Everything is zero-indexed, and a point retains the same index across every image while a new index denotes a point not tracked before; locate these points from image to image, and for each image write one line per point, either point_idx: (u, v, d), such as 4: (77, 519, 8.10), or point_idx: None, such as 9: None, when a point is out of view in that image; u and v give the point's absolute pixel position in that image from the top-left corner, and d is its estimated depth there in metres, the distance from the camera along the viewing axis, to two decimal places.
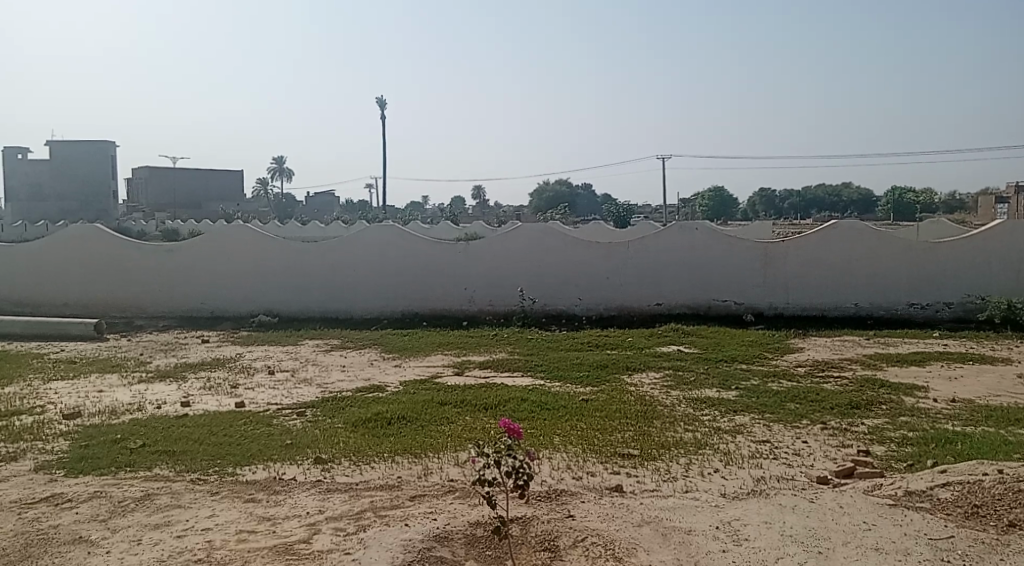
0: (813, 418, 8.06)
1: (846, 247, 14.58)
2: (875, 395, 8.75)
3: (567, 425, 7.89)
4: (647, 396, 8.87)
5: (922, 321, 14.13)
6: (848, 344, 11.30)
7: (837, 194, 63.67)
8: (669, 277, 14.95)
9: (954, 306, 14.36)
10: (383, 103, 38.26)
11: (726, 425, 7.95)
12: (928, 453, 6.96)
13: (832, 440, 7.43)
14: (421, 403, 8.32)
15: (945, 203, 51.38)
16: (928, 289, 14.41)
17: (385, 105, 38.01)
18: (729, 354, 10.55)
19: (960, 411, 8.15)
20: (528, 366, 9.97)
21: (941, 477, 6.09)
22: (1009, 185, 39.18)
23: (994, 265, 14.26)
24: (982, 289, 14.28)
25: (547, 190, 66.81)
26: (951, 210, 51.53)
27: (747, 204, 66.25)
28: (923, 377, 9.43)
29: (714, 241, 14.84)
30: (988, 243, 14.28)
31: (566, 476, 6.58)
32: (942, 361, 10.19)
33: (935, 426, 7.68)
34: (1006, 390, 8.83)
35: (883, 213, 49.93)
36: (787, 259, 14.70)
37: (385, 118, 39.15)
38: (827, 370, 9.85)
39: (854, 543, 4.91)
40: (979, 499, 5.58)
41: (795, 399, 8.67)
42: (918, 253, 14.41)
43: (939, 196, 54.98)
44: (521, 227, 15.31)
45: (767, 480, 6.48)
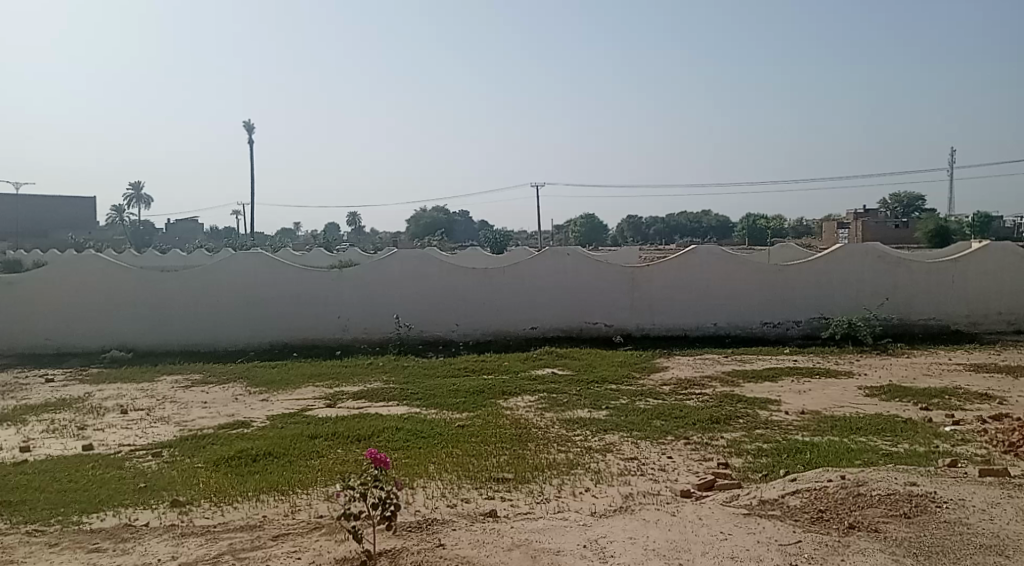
0: (677, 434, 8.42)
1: (706, 269, 15.38)
2: (733, 410, 9.24)
3: (442, 452, 7.84)
4: (521, 419, 8.95)
5: (775, 339, 15.10)
6: (709, 362, 11.90)
7: (697, 221, 67.41)
8: (543, 302, 15.23)
9: (802, 324, 15.44)
10: (249, 126, 37.19)
11: (597, 444, 8.15)
12: (781, 463, 7.42)
13: (694, 455, 7.78)
14: (290, 437, 8.02)
15: (793, 229, 55.49)
16: (780, 308, 15.43)
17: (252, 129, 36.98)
18: (600, 375, 10.83)
19: (808, 422, 8.75)
20: (403, 395, 9.82)
21: (791, 485, 6.50)
22: (847, 214, 42.88)
23: (836, 286, 15.47)
24: (827, 307, 15.45)
25: (424, 217, 66.67)
26: (798, 235, 55.74)
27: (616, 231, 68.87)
28: (776, 392, 10.05)
29: (585, 266, 15.28)
30: (831, 265, 15.49)
31: (440, 504, 6.52)
32: (792, 375, 10.92)
33: (786, 437, 8.21)
34: (848, 402, 9.56)
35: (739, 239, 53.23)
36: (653, 282, 15.34)
37: (251, 141, 37.89)
38: (690, 387, 10.31)
39: (711, 553, 5.14)
40: (824, 504, 6.01)
41: (661, 416, 9.02)
42: (770, 275, 15.40)
43: (788, 223, 59.31)
44: (396, 254, 15.20)
45: (634, 496, 6.69)
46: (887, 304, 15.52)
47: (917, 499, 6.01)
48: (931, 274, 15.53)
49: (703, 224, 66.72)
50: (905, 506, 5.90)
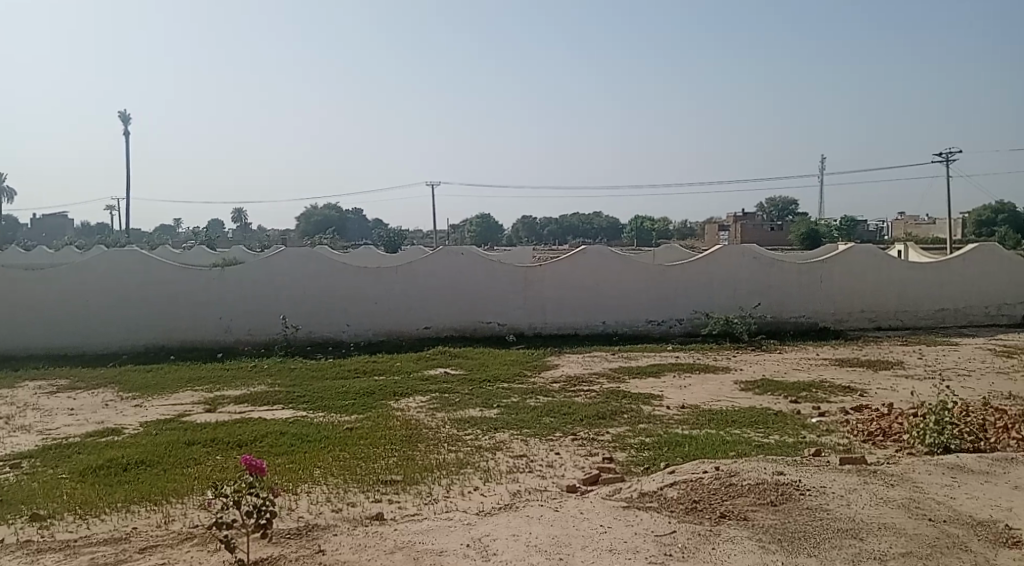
0: (565, 431, 8.59)
1: (595, 269, 15.76)
2: (619, 406, 9.52)
3: (328, 455, 7.68)
4: (411, 420, 8.89)
5: (659, 337, 15.67)
6: (597, 359, 12.21)
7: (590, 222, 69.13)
8: (435, 301, 15.18)
9: (685, 322, 16.09)
10: (125, 116, 35.23)
11: (487, 442, 8.21)
12: (662, 456, 7.71)
13: (581, 450, 7.96)
14: (165, 444, 7.65)
15: (680, 231, 57.87)
16: (664, 307, 16.00)
17: (128, 119, 35.04)
18: (492, 374, 10.90)
19: (688, 416, 9.15)
20: (289, 398, 9.56)
21: (670, 477, 6.76)
22: (729, 218, 45.22)
23: (716, 285, 16.20)
24: (708, 306, 16.17)
25: (316, 214, 65.07)
26: (684, 237, 58.16)
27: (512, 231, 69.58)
28: (660, 387, 10.43)
29: (477, 265, 15.35)
30: (712, 265, 16.21)
31: (324, 509, 6.39)
32: (675, 371, 11.36)
33: (668, 431, 8.55)
34: (725, 396, 10.05)
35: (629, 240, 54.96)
36: (544, 282, 15.58)
37: (127, 133, 35.91)
38: (579, 384, 10.54)
39: (591, 547, 5.27)
40: (699, 495, 6.29)
41: (550, 413, 9.17)
42: (656, 275, 15.95)
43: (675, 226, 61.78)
44: (282, 252, 14.78)
45: (521, 493, 6.77)
46: (763, 302, 16.39)
47: (783, 487, 6.39)
48: (801, 274, 16.54)
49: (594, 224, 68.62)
50: (772, 494, 6.26)
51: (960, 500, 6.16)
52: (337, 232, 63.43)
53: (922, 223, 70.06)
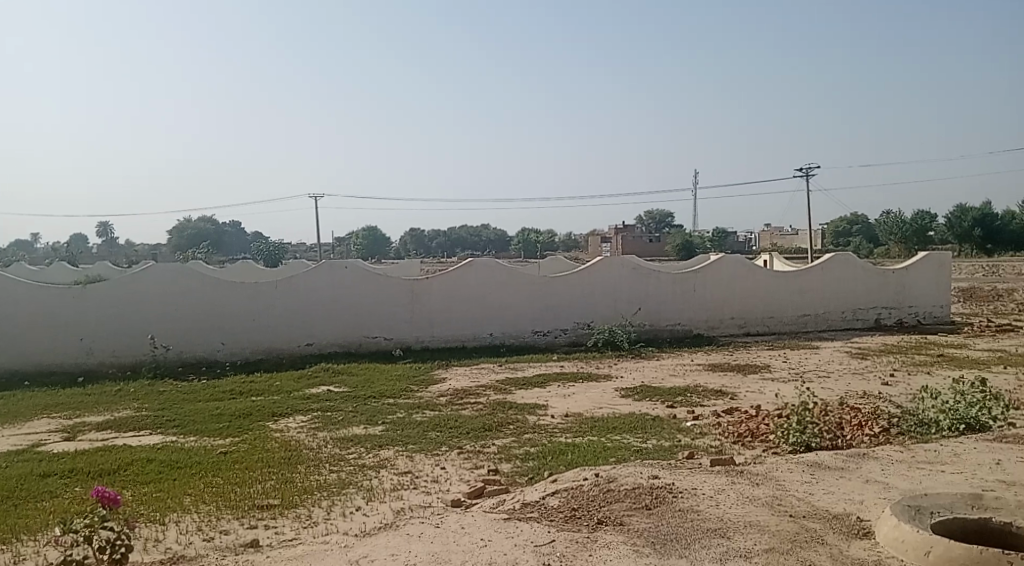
0: (451, 444, 8.57)
1: (481, 281, 15.85)
2: (505, 417, 9.59)
3: (201, 482, 7.33)
4: (292, 441, 8.62)
5: (544, 347, 15.94)
6: (484, 371, 12.27)
7: (478, 234, 69.80)
8: (317, 316, 14.82)
9: (569, 332, 16.45)
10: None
11: (371, 460, 8.07)
12: (546, 465, 7.83)
13: (466, 464, 7.96)
14: (15, 478, 7.06)
15: (565, 243, 59.33)
16: (549, 318, 16.30)
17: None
18: (377, 390, 10.73)
19: (571, 425, 9.35)
20: (159, 423, 9.06)
21: (552, 486, 6.88)
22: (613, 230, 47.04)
23: (598, 296, 16.66)
24: (591, 316, 16.60)
25: (191, 227, 62.18)
26: (569, 249, 59.67)
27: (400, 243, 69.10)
28: (545, 397, 10.60)
29: (361, 279, 15.10)
30: (594, 275, 16.66)
31: (195, 539, 6.08)
32: (559, 381, 11.57)
33: (552, 440, 8.70)
34: (607, 403, 10.34)
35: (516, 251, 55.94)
36: (430, 295, 15.51)
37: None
38: (465, 397, 10.54)
39: (471, 561, 5.27)
40: (578, 503, 6.43)
41: (436, 428, 9.13)
42: (540, 286, 16.22)
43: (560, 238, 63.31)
44: (150, 267, 14.02)
45: (405, 511, 6.68)
46: (642, 311, 17.00)
47: (658, 491, 6.63)
48: (678, 283, 17.29)
49: (481, 236, 69.35)
50: (647, 498, 6.49)
51: (818, 495, 6.58)
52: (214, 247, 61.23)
53: (786, 234, 74.97)
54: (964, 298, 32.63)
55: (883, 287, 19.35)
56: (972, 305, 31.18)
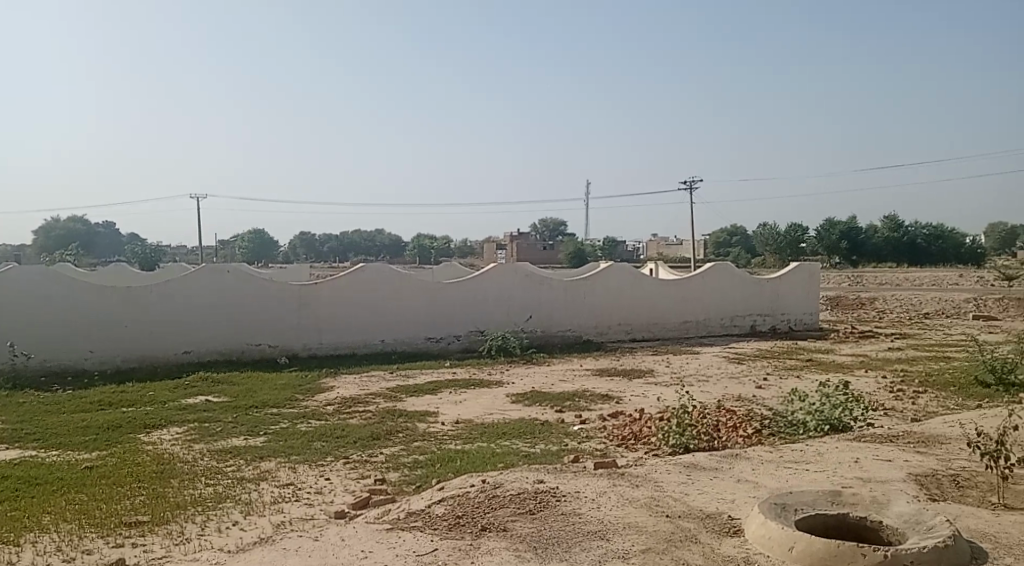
0: (336, 454, 8.38)
1: (372, 286, 15.62)
2: (393, 425, 9.47)
3: (62, 499, 6.84)
4: (165, 454, 8.19)
5: (436, 354, 15.88)
6: (373, 379, 12.08)
7: (371, 239, 69.00)
8: (197, 323, 14.18)
9: (462, 338, 16.45)
10: None
11: (251, 473, 7.77)
12: (433, 473, 7.78)
13: (351, 474, 7.81)
14: None
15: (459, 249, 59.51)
16: (441, 324, 16.24)
17: None
18: (260, 399, 10.36)
19: (460, 432, 9.35)
20: (15, 437, 8.39)
21: (438, 494, 6.85)
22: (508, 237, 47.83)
23: (491, 302, 16.75)
24: (484, 322, 16.68)
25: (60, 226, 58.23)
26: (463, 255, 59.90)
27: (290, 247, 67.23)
28: (435, 404, 10.55)
29: (245, 283, 14.58)
30: (486, 282, 16.75)
31: (52, 561, 5.65)
32: (450, 387, 11.55)
33: (440, 448, 8.66)
34: (497, 410, 10.41)
35: (411, 257, 55.74)
36: (318, 300, 15.14)
37: None
38: (353, 405, 10.34)
39: None
40: (462, 510, 6.43)
41: (321, 437, 8.91)
42: (432, 292, 16.16)
43: (455, 245, 63.49)
44: (9, 270, 13.04)
45: (285, 524, 6.47)
46: (534, 317, 17.24)
47: (542, 496, 6.72)
48: (569, 290, 17.64)
49: (374, 242, 68.50)
50: (531, 503, 6.57)
51: (693, 495, 6.85)
52: (85, 250, 57.58)
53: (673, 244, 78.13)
54: (831, 306, 35.00)
55: (758, 295, 20.45)
56: (837, 313, 33.49)
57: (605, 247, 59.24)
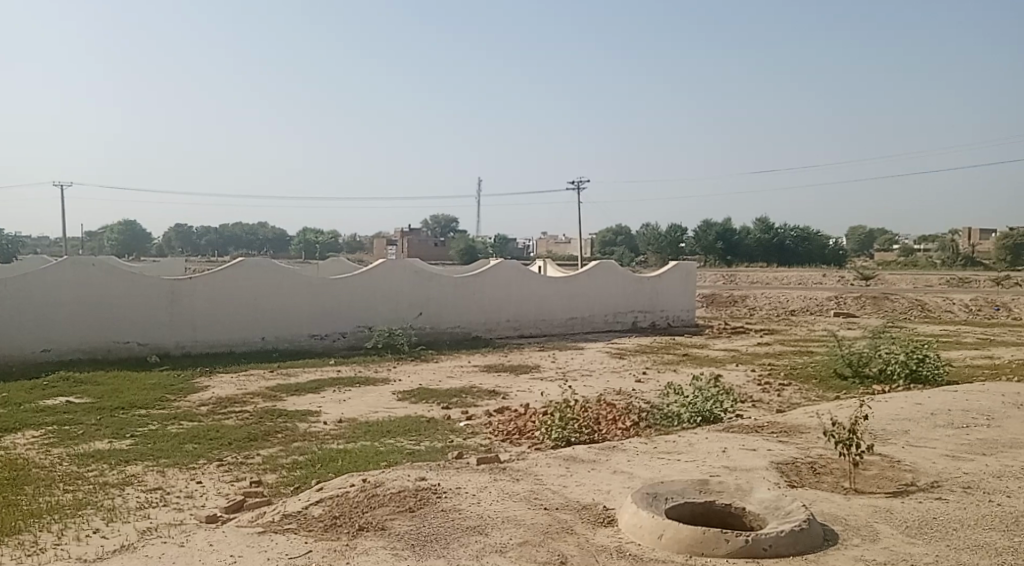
0: (210, 457, 8.04)
1: (252, 281, 15.13)
2: (272, 426, 9.19)
3: None
4: (17, 460, 7.59)
5: (321, 350, 15.60)
6: (252, 378, 11.67)
7: (254, 233, 66.69)
8: (57, 319, 13.24)
9: (347, 336, 16.23)
10: None
11: (115, 477, 7.33)
12: (313, 473, 7.61)
13: (226, 476, 7.51)
14: None
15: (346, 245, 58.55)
16: (326, 321, 15.95)
17: None
18: (127, 400, 9.79)
19: (342, 431, 9.18)
20: None
21: (315, 496, 6.70)
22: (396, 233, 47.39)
23: (377, 298, 16.62)
24: (370, 319, 16.52)
25: None
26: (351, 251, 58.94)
27: (166, 240, 63.97)
28: (317, 403, 10.31)
29: (112, 277, 13.75)
30: (373, 278, 16.61)
31: None
32: (333, 386, 11.32)
33: (321, 447, 8.48)
34: (381, 408, 10.29)
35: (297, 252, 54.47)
36: (194, 296, 14.51)
37: None
38: (230, 406, 9.95)
39: None
40: (339, 510, 6.32)
41: (194, 439, 8.52)
42: (317, 288, 15.85)
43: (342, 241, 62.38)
44: None
45: (152, 530, 6.14)
46: (422, 314, 17.24)
47: (422, 493, 6.70)
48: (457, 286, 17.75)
49: (257, 236, 66.28)
50: (410, 501, 6.54)
51: (570, 487, 7.02)
52: None
53: (561, 243, 79.79)
54: (706, 304, 36.74)
55: (639, 292, 21.27)
56: (712, 310, 35.21)
57: (494, 245, 59.63)
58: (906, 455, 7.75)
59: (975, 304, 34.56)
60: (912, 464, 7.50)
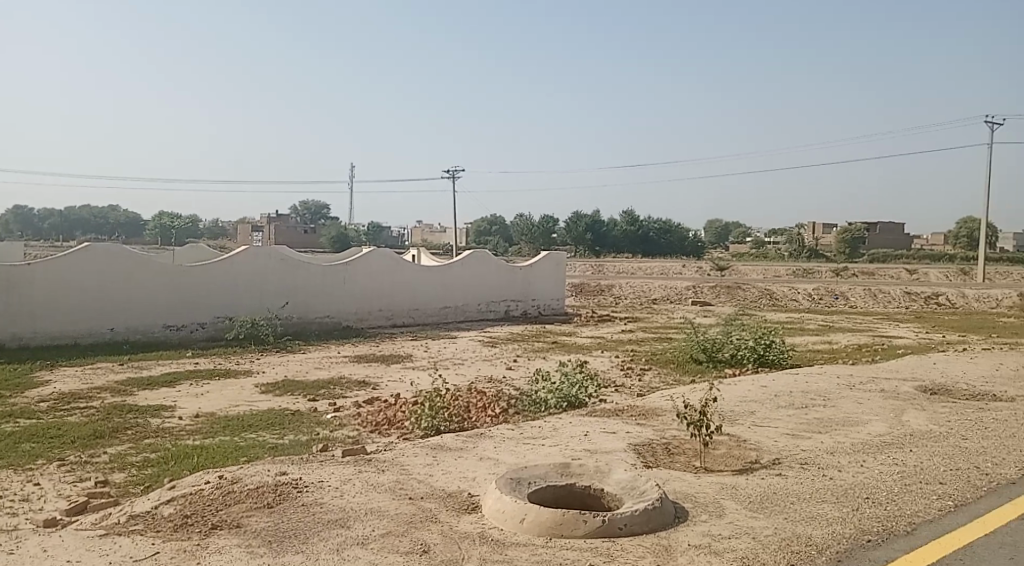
0: (49, 456, 7.45)
1: (103, 269, 14.50)
2: (121, 422, 8.63)
3: None
4: None
5: (178, 342, 15.23)
6: (100, 372, 10.91)
7: (105, 216, 62.22)
8: None
9: (206, 327, 15.98)
10: None
11: None
12: (166, 471, 7.22)
13: (67, 477, 6.99)
14: None
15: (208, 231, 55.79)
16: (185, 311, 15.63)
17: None
18: None
19: (200, 426, 8.77)
20: None
21: (166, 494, 6.36)
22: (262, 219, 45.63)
23: (238, 288, 16.56)
24: (232, 309, 16.42)
25: None
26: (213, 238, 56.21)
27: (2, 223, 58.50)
28: (172, 397, 9.78)
29: None
30: (235, 267, 16.58)
31: None
32: (191, 379, 10.77)
33: (176, 443, 8.06)
34: (243, 401, 9.91)
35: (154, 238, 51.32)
36: (35, 284, 13.62)
37: None
38: (73, 401, 9.25)
39: None
40: (192, 509, 6.03)
41: (31, 439, 7.86)
42: (175, 276, 15.54)
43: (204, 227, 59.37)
44: None
45: None
46: (286, 304, 17.40)
47: (282, 488, 6.51)
48: (324, 275, 18.12)
49: (108, 220, 61.83)
50: (270, 497, 6.34)
51: (436, 476, 7.04)
52: None
53: (436, 231, 79.56)
54: (575, 291, 37.83)
55: (512, 283, 23.12)
56: (580, 298, 36.26)
57: (367, 233, 58.51)
58: (752, 435, 8.31)
59: (817, 293, 37.55)
60: (756, 442, 8.06)
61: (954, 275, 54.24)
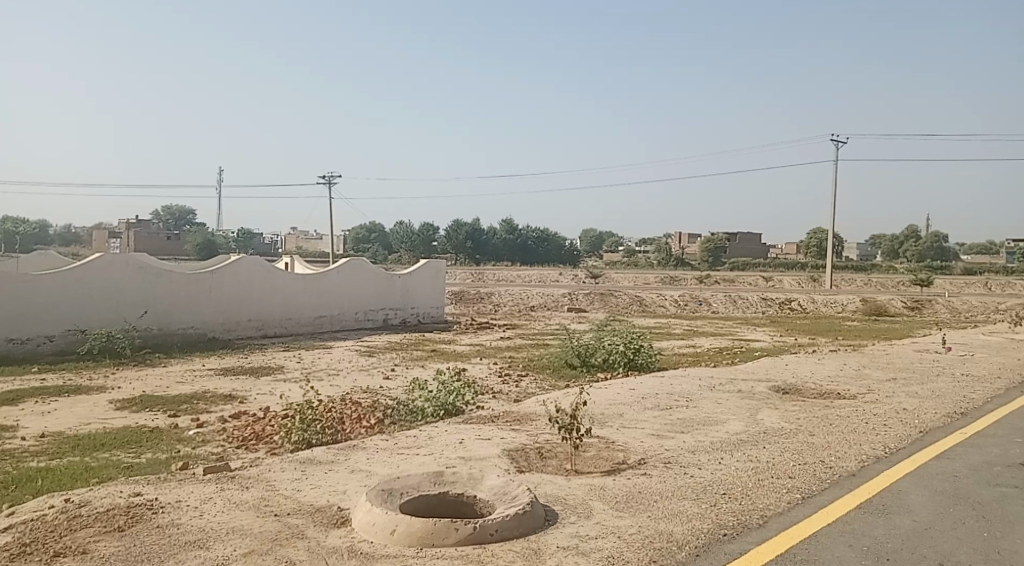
0: None
1: None
2: None
3: None
4: None
5: (21, 356, 14.24)
6: None
7: None
8: None
9: (55, 340, 15.04)
10: None
11: None
12: (3, 497, 6.61)
13: None
14: None
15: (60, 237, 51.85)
16: (30, 323, 14.67)
17: None
18: None
19: (45, 446, 8.10)
20: None
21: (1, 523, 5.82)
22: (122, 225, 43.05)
23: (90, 298, 15.68)
24: (83, 322, 15.53)
25: None
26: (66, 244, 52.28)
27: None
28: (13, 417, 8.98)
29: None
30: (87, 276, 15.73)
31: None
32: (36, 397, 9.94)
33: (16, 467, 7.40)
34: (96, 418, 9.24)
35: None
36: None
37: None
38: None
39: None
40: (32, 537, 5.55)
41: None
42: (18, 287, 14.56)
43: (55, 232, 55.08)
44: None
45: None
46: (145, 314, 16.64)
47: (136, 510, 6.12)
48: (187, 285, 17.52)
49: None
50: (121, 519, 5.93)
51: (304, 491, 6.83)
52: None
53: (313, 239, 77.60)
54: (454, 299, 37.92)
55: (390, 292, 23.57)
56: (459, 306, 36.34)
57: (237, 240, 56.03)
58: (620, 436, 8.60)
59: (683, 300, 39.47)
60: (624, 444, 8.35)
61: (804, 282, 58.53)
